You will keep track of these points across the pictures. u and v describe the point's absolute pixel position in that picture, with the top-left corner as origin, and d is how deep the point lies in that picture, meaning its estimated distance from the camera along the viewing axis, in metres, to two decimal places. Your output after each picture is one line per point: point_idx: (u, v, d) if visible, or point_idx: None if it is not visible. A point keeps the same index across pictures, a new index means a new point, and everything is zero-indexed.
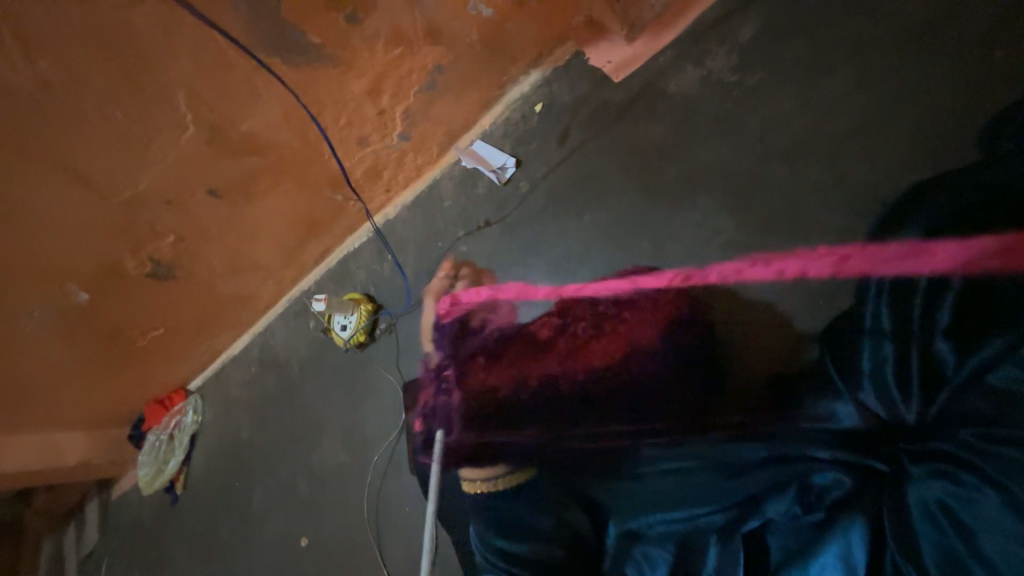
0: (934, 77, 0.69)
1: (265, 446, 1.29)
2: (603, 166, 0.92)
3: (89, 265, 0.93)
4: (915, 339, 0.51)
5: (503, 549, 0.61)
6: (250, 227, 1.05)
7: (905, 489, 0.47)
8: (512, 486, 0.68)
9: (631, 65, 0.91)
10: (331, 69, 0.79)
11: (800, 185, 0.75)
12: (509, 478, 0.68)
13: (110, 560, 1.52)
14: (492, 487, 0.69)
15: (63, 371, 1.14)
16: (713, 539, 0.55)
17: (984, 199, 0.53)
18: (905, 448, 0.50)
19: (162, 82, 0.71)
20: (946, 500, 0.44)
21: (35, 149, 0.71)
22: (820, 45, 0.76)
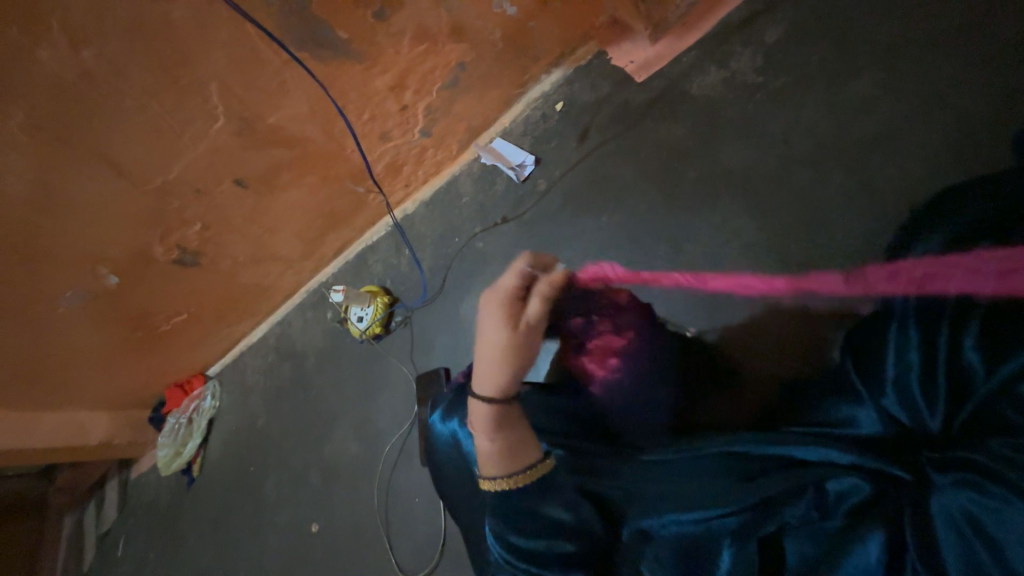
0: (966, 83, 0.67)
1: (280, 433, 1.32)
2: (623, 166, 0.92)
3: (120, 249, 0.96)
4: (942, 342, 0.50)
5: (507, 546, 0.55)
6: (272, 218, 1.07)
7: (929, 498, 0.45)
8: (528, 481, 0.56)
9: (653, 65, 0.91)
10: (357, 65, 0.81)
11: (824, 189, 0.74)
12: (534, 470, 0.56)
13: (127, 539, 1.56)
14: (520, 483, 0.56)
15: (90, 353, 1.18)
16: (726, 540, 0.50)
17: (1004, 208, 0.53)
18: (930, 456, 0.48)
19: (195, 75, 0.73)
20: (969, 507, 0.41)
21: (75, 137, 0.74)
22: (848, 48, 0.75)
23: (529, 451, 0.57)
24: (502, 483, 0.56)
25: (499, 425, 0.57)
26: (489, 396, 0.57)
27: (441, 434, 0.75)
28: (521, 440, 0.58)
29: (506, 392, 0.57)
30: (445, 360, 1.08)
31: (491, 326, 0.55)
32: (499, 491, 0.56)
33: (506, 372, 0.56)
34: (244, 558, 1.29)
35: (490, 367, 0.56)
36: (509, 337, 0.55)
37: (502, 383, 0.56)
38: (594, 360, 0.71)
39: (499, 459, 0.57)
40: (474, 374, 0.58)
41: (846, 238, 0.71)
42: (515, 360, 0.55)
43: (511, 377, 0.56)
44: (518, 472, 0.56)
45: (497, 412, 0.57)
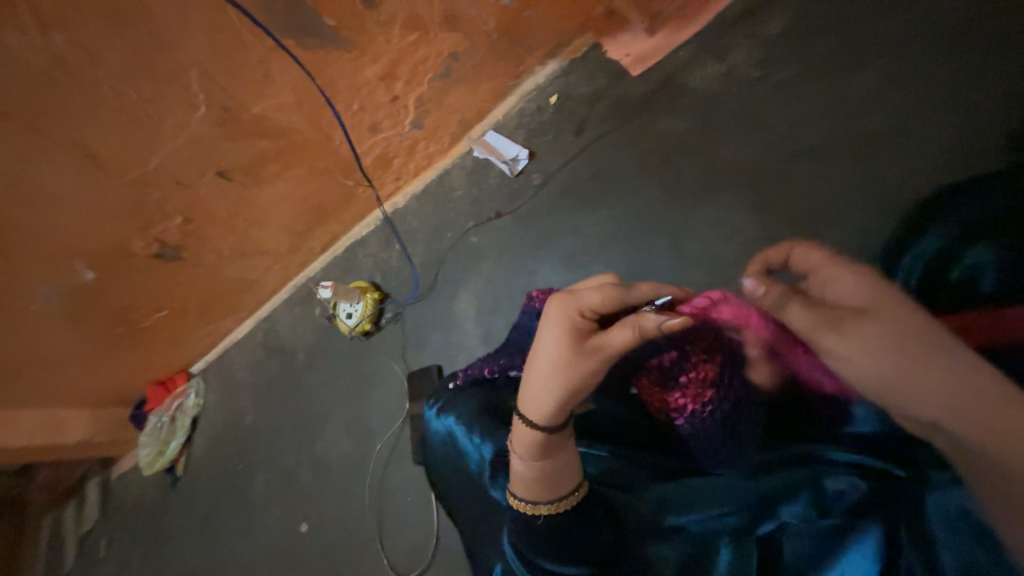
0: (960, 82, 0.68)
1: (269, 432, 1.30)
2: (619, 161, 0.91)
3: (98, 243, 0.92)
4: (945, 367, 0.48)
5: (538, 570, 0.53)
6: (258, 211, 1.04)
7: (925, 499, 0.44)
8: (565, 510, 0.55)
9: (650, 59, 0.90)
10: (345, 53, 0.78)
11: (819, 186, 0.74)
12: (571, 497, 0.55)
13: (110, 538, 1.53)
14: (563, 507, 0.55)
15: (68, 350, 1.14)
16: (726, 540, 0.51)
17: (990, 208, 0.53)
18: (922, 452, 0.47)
19: (174, 61, 0.69)
20: (968, 508, 0.41)
21: (47, 127, 0.70)
22: (845, 45, 0.75)
23: (567, 481, 0.55)
24: (546, 508, 0.55)
25: (542, 448, 0.55)
26: (539, 420, 0.54)
27: (436, 433, 0.74)
28: (563, 469, 0.55)
29: (554, 418, 0.54)
30: (438, 357, 1.07)
31: (557, 339, 0.53)
32: (539, 515, 0.55)
33: (559, 395, 0.52)
34: (233, 558, 1.27)
35: (540, 377, 0.54)
36: (572, 358, 0.52)
37: (552, 405, 0.53)
38: (685, 396, 0.56)
39: (534, 484, 0.55)
40: (524, 386, 0.55)
41: (843, 236, 0.72)
42: (571, 385, 0.52)
43: (564, 402, 0.53)
44: (560, 497, 0.55)
45: (539, 435, 0.54)
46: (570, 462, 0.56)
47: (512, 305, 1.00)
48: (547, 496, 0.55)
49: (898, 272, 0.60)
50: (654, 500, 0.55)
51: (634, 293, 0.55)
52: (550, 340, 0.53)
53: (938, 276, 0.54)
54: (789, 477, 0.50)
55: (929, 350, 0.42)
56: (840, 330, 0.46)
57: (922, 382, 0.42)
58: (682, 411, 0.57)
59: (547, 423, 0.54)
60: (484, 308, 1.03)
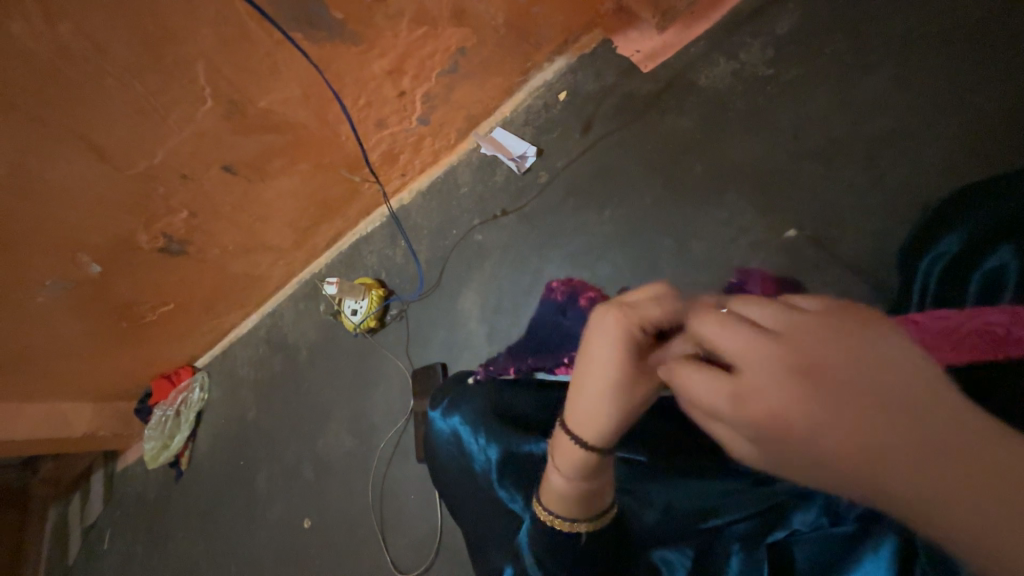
0: (979, 81, 0.66)
1: (271, 427, 1.30)
2: (627, 160, 0.90)
3: (103, 236, 0.92)
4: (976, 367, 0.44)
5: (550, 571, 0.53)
6: (263, 206, 1.04)
7: None
8: (588, 527, 0.53)
9: (660, 55, 0.88)
10: (352, 47, 0.77)
11: (833, 186, 0.73)
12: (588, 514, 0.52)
13: (113, 531, 1.54)
14: (598, 523, 0.53)
15: (71, 343, 1.14)
16: (735, 546, 0.50)
17: (1010, 209, 0.51)
18: None
19: (180, 53, 0.69)
20: None
21: (51, 118, 0.70)
22: (861, 43, 0.74)
23: (604, 500, 0.52)
24: (582, 524, 0.52)
25: (588, 470, 0.50)
26: (589, 441, 0.48)
27: (441, 432, 0.73)
28: (603, 489, 0.52)
29: (609, 441, 0.48)
30: (442, 355, 1.07)
31: (616, 359, 0.46)
32: (572, 529, 0.52)
33: (618, 419, 0.47)
34: (235, 553, 1.27)
35: (597, 396, 0.47)
36: (633, 378, 0.46)
37: (610, 429, 0.47)
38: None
39: (570, 501, 0.52)
40: (573, 404, 0.49)
41: (857, 236, 0.70)
42: (632, 405, 0.46)
43: (624, 425, 0.47)
44: (596, 513, 0.53)
45: (589, 457, 0.48)
46: (602, 484, 0.52)
47: (517, 303, 0.99)
48: (578, 512, 0.53)
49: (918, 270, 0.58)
50: (665, 507, 0.55)
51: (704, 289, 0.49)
52: (609, 354, 0.46)
53: (961, 278, 0.53)
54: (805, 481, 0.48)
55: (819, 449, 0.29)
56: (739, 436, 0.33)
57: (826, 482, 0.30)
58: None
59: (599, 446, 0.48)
60: (489, 306, 1.02)
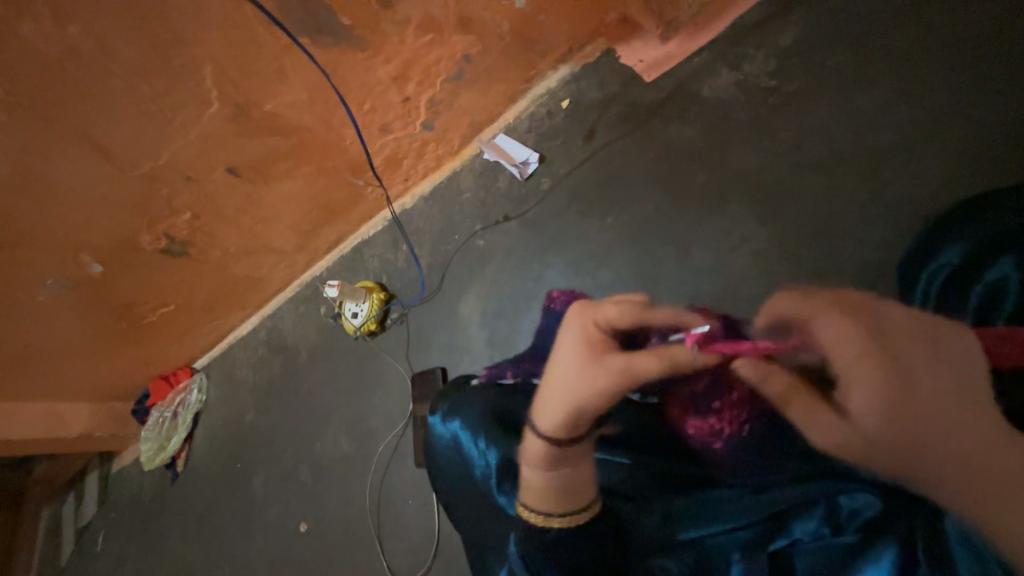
0: (980, 95, 0.67)
1: (269, 430, 1.29)
2: (630, 168, 0.91)
3: (105, 236, 0.92)
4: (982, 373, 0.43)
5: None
6: (266, 209, 1.04)
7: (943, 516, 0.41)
8: (574, 524, 0.54)
9: (664, 65, 0.89)
10: (359, 52, 0.78)
11: (835, 196, 0.73)
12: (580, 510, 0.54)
13: (107, 533, 1.52)
14: (574, 521, 0.54)
15: (70, 343, 1.13)
16: (736, 556, 0.49)
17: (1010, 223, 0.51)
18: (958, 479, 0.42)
19: (188, 56, 0.70)
20: None
21: (58, 118, 0.70)
22: (862, 56, 0.75)
23: (566, 501, 0.55)
24: (556, 519, 0.54)
25: (553, 459, 0.55)
26: (547, 427, 0.55)
27: (441, 437, 0.73)
28: (573, 482, 0.55)
29: (563, 427, 0.54)
30: (442, 359, 1.06)
31: (573, 349, 0.55)
32: (552, 527, 0.54)
33: (568, 405, 0.53)
34: (230, 557, 1.26)
35: (556, 383, 0.55)
36: (586, 369, 0.53)
37: (562, 414, 0.54)
38: (721, 420, 0.55)
39: (545, 493, 0.55)
40: (537, 395, 0.57)
41: (858, 246, 0.71)
42: (583, 394, 0.52)
43: (575, 412, 0.53)
44: (571, 510, 0.54)
45: (548, 443, 0.54)
46: (587, 473, 0.56)
47: (518, 309, 0.99)
48: (554, 508, 0.55)
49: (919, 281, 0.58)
50: (662, 514, 0.54)
51: (682, 318, 0.55)
52: (570, 346, 0.55)
53: (963, 290, 0.52)
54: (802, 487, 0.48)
55: (929, 422, 0.37)
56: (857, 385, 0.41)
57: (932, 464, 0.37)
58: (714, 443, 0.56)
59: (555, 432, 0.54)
60: (490, 312, 1.02)
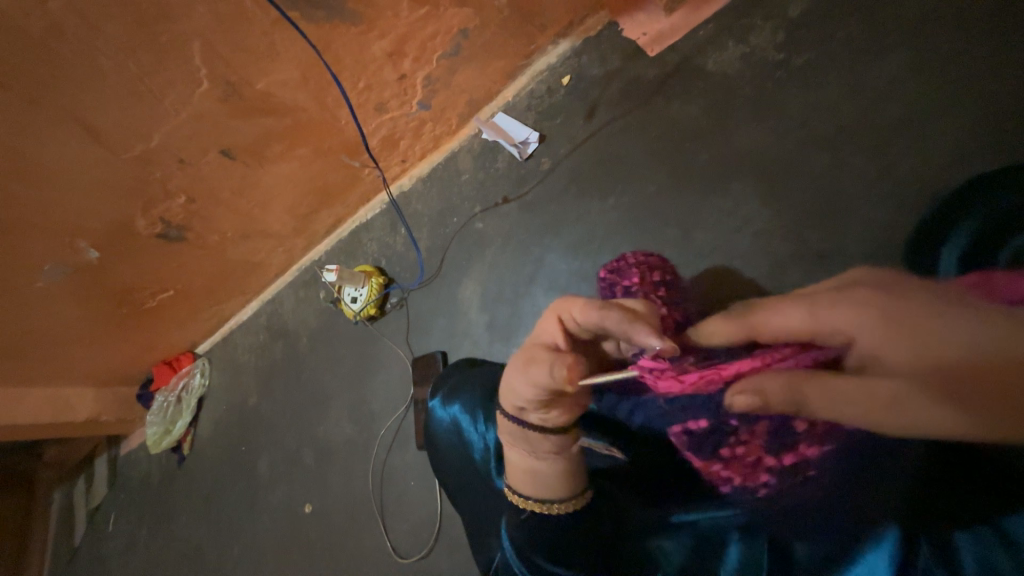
0: (999, 65, 0.64)
1: (272, 413, 1.30)
2: (631, 147, 0.88)
3: (100, 221, 0.91)
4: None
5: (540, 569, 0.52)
6: (262, 192, 1.02)
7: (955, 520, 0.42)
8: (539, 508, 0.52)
9: (668, 38, 0.86)
10: (352, 27, 0.75)
11: (843, 174, 0.71)
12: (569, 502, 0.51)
13: (118, 513, 1.56)
14: (538, 509, 0.52)
15: (71, 329, 1.14)
16: (735, 534, 0.50)
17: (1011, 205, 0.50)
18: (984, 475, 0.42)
19: (175, 32, 0.67)
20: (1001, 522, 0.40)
21: (44, 99, 0.68)
22: (875, 26, 0.71)
23: (525, 485, 0.53)
24: (523, 501, 0.53)
25: (512, 442, 0.53)
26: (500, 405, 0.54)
27: (442, 420, 0.73)
28: (540, 473, 0.52)
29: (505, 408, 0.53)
30: (442, 344, 1.06)
31: (533, 336, 0.52)
32: (523, 508, 0.53)
33: (504, 389, 0.52)
34: (238, 537, 1.29)
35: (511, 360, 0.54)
36: (520, 358, 0.50)
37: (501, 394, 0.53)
38: (730, 472, 0.48)
39: (514, 473, 0.54)
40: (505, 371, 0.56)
41: (866, 225, 0.69)
42: (511, 385, 0.50)
43: (508, 400, 0.51)
44: (535, 497, 0.52)
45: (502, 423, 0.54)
46: (576, 462, 0.53)
47: (519, 293, 0.98)
48: (523, 490, 0.53)
49: (942, 256, 0.55)
50: (674, 477, 0.55)
51: (634, 333, 0.45)
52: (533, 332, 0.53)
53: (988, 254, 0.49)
54: (866, 502, 0.44)
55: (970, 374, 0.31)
56: (853, 331, 0.37)
57: (902, 414, 0.33)
58: (731, 483, 0.49)
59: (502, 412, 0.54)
60: (490, 295, 1.01)
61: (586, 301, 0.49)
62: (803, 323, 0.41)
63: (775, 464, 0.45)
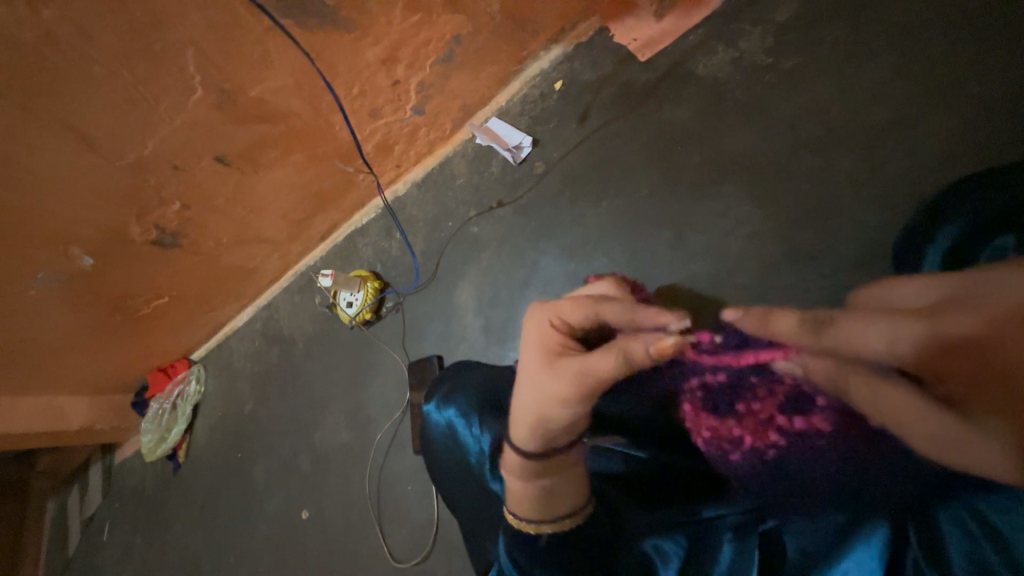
0: (980, 70, 0.66)
1: (268, 418, 1.30)
2: (623, 151, 0.89)
3: (94, 228, 0.91)
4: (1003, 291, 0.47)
5: None
6: (257, 198, 1.02)
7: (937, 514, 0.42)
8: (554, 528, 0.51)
9: (659, 43, 0.87)
10: (346, 35, 0.76)
11: (832, 176, 0.72)
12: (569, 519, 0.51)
13: (113, 522, 1.54)
14: (565, 525, 0.51)
15: (65, 337, 1.13)
16: (727, 535, 0.51)
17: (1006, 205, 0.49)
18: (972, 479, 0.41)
19: (168, 40, 0.67)
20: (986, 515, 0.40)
21: (37, 107, 0.68)
22: (862, 30, 0.73)
23: (550, 507, 0.51)
24: (550, 524, 0.51)
25: (535, 472, 0.51)
26: (524, 441, 0.50)
27: (437, 425, 0.73)
28: (561, 489, 0.51)
29: (536, 441, 0.50)
30: (437, 348, 1.06)
31: (533, 353, 0.50)
32: (542, 532, 0.51)
33: (535, 417, 0.49)
34: (235, 544, 1.28)
35: (524, 390, 0.50)
36: (547, 378, 0.48)
37: (530, 427, 0.49)
38: (744, 429, 0.50)
39: (533, 501, 0.52)
40: (512, 407, 0.52)
41: (854, 226, 0.70)
42: (549, 407, 0.48)
43: (544, 426, 0.49)
44: (562, 515, 0.51)
45: (529, 458, 0.50)
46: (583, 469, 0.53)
47: (514, 296, 0.98)
48: (546, 514, 0.52)
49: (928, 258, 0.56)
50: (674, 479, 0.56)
51: (639, 313, 0.47)
52: (528, 351, 0.51)
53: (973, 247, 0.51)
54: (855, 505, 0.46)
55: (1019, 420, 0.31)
56: (900, 345, 0.37)
57: (945, 449, 0.35)
58: (741, 446, 0.49)
59: (532, 446, 0.50)
60: (485, 299, 1.02)
61: (577, 299, 0.50)
62: (880, 352, 0.39)
63: (786, 424, 0.48)
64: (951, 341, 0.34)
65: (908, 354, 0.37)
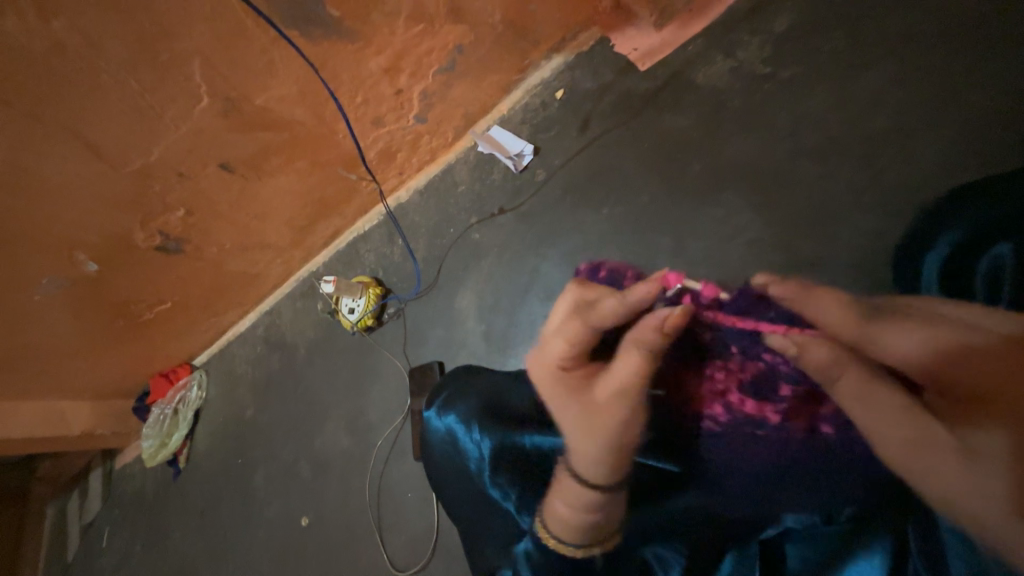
0: (976, 79, 0.66)
1: (269, 424, 1.30)
2: (623, 159, 0.90)
3: (99, 234, 0.92)
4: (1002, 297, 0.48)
5: None
6: (261, 205, 1.03)
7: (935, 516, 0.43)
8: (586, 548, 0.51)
9: (659, 53, 0.88)
10: (350, 44, 0.77)
11: (831, 184, 0.73)
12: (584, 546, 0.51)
13: (112, 528, 1.54)
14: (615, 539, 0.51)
15: (68, 342, 1.14)
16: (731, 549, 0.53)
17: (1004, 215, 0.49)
18: None
19: (175, 50, 0.69)
20: None
21: (46, 115, 0.69)
22: (859, 40, 0.74)
23: (604, 530, 0.51)
24: (603, 545, 0.51)
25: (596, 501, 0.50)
26: (594, 477, 0.50)
27: (436, 431, 0.72)
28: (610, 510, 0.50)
29: (606, 471, 0.50)
30: (438, 354, 1.07)
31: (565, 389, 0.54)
32: (589, 556, 0.51)
33: (600, 448, 0.50)
34: (234, 550, 1.27)
35: (580, 428, 0.51)
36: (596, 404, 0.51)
37: (598, 460, 0.50)
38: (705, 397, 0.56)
39: (584, 529, 0.50)
40: (570, 450, 0.52)
41: (854, 233, 0.70)
42: (612, 432, 0.50)
43: (610, 453, 0.49)
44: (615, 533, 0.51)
45: (597, 490, 0.50)
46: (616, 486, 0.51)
47: (516, 303, 0.98)
48: (597, 538, 0.51)
49: (926, 266, 0.57)
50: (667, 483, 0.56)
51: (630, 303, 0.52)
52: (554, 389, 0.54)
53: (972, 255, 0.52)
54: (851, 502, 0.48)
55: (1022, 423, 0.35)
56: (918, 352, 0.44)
57: (916, 440, 0.41)
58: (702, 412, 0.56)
59: (603, 477, 0.50)
60: (486, 305, 1.02)
61: (570, 323, 0.55)
62: (911, 350, 0.45)
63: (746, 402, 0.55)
64: (982, 350, 0.40)
65: (933, 357, 0.43)
